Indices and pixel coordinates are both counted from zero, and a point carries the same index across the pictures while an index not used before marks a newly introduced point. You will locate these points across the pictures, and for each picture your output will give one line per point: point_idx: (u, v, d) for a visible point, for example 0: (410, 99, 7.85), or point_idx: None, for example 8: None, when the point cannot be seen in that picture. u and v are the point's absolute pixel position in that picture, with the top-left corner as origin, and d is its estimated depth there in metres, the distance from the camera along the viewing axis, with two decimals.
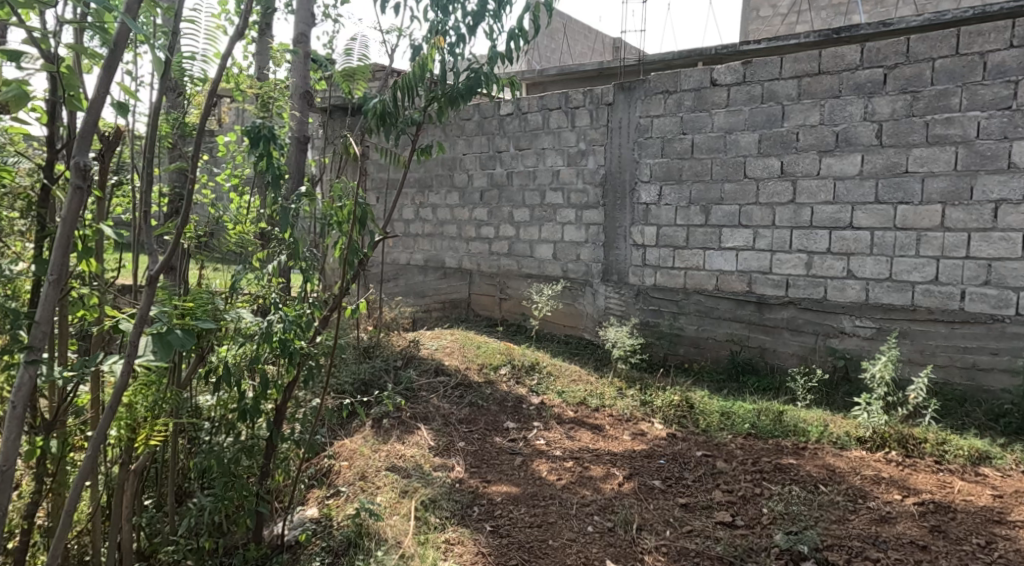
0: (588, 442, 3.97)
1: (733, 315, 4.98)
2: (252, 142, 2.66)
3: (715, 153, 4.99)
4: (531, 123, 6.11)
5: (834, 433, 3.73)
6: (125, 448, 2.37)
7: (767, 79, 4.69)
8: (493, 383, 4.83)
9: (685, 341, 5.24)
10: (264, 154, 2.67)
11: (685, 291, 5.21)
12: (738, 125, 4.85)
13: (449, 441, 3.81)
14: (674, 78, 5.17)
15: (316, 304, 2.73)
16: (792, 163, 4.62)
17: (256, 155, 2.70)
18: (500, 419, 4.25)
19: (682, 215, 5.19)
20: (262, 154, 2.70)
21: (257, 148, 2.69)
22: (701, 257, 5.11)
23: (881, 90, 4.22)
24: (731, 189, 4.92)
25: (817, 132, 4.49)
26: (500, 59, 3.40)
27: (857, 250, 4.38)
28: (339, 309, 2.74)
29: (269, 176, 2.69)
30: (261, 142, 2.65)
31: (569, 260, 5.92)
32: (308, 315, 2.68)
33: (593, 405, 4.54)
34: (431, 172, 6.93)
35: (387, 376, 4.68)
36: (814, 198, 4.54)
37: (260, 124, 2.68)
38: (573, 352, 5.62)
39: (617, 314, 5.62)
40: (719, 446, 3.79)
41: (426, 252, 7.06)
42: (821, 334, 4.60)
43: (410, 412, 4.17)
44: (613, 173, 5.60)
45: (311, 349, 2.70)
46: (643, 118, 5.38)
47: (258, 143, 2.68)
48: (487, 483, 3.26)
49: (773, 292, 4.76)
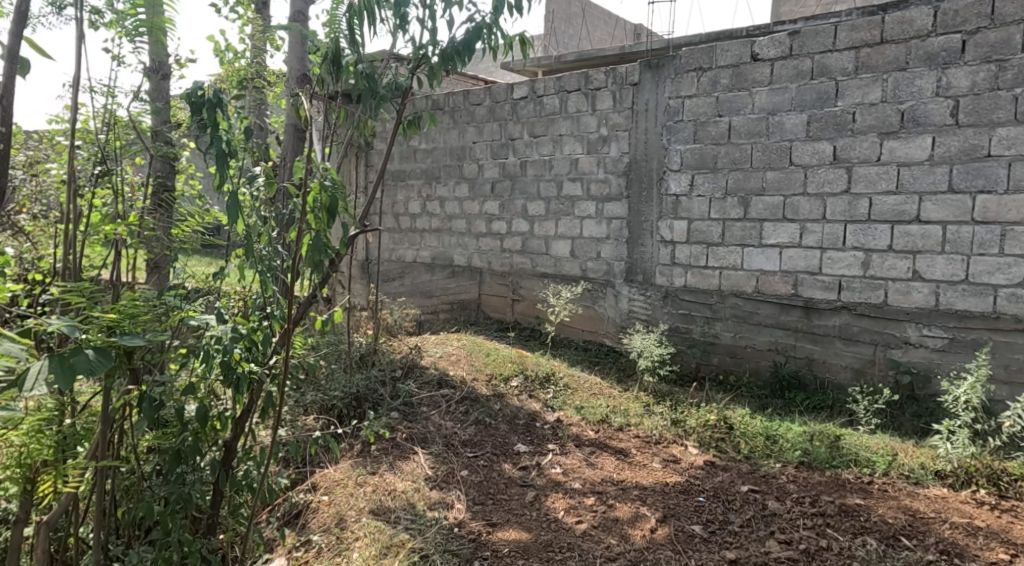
0: (612, 470, 3.41)
1: (776, 322, 4.39)
2: (193, 108, 2.17)
3: (756, 137, 4.40)
4: (547, 108, 5.55)
5: (905, 465, 3.15)
6: (25, 497, 1.88)
7: (818, 52, 4.09)
8: (503, 396, 4.29)
9: (720, 349, 4.65)
10: (210, 123, 2.17)
11: (720, 293, 4.63)
12: (783, 105, 4.26)
13: (449, 469, 3.28)
14: (709, 53, 4.59)
15: (276, 313, 2.23)
16: (846, 148, 4.02)
17: (198, 124, 2.21)
18: (510, 441, 3.70)
19: (718, 207, 4.61)
20: (207, 124, 2.21)
21: (200, 117, 2.21)
22: (739, 256, 4.53)
23: (958, 60, 3.63)
24: (774, 177, 4.34)
25: (878, 111, 3.88)
26: (507, 9, 2.81)
27: (926, 248, 3.79)
28: (304, 322, 2.22)
29: (212, 151, 2.18)
30: (204, 109, 2.17)
31: (588, 258, 5.35)
32: (265, 328, 2.18)
33: (616, 425, 3.99)
34: (439, 162, 6.39)
35: (383, 389, 4.15)
36: (872, 187, 3.94)
37: (202, 87, 2.19)
38: (593, 360, 5.05)
39: (642, 319, 5.05)
40: (766, 478, 3.22)
41: (433, 249, 6.53)
42: (881, 345, 4.00)
43: (406, 433, 3.65)
44: (638, 161, 5.03)
45: (269, 370, 2.21)
46: (673, 99, 4.81)
47: (202, 112, 2.20)
48: (492, 527, 2.73)
49: (823, 295, 4.17)
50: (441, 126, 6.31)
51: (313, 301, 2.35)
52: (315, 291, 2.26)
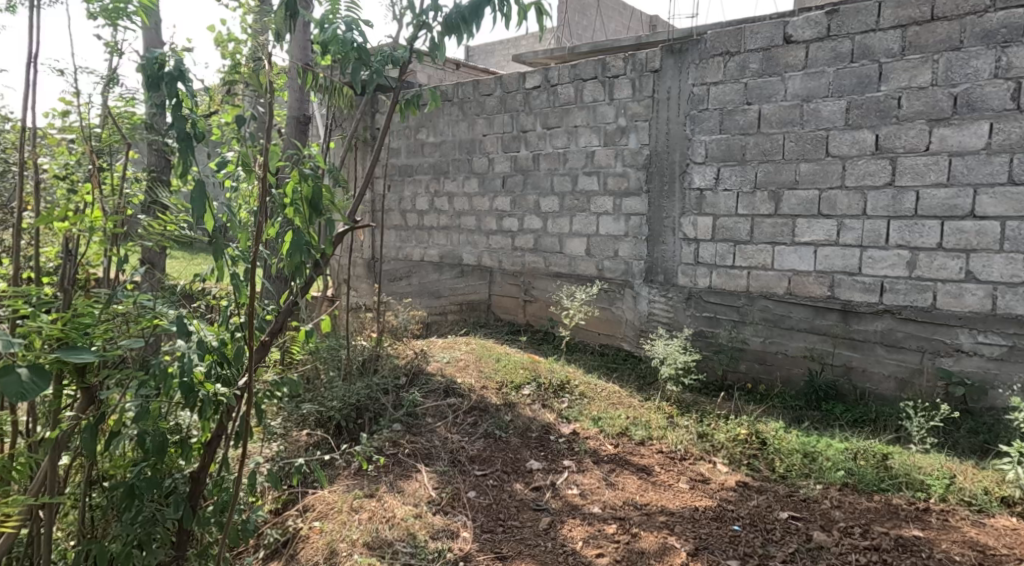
0: (635, 491, 3.11)
1: (811, 326, 4.06)
2: (151, 83, 1.90)
3: (789, 126, 4.07)
4: (561, 97, 5.23)
5: (966, 490, 2.84)
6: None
7: (860, 31, 3.75)
8: (514, 406, 3.99)
9: (748, 355, 4.31)
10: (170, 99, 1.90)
11: (749, 295, 4.30)
12: (819, 91, 3.92)
13: (455, 490, 2.99)
14: (738, 36, 4.26)
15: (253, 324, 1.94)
16: (890, 137, 3.69)
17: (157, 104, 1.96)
18: (522, 457, 3.40)
19: (746, 202, 4.29)
20: (169, 102, 1.97)
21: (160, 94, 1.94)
22: (769, 255, 4.19)
23: (1021, 37, 3.30)
24: (808, 169, 4.00)
25: (927, 95, 3.55)
26: None
27: (981, 246, 3.46)
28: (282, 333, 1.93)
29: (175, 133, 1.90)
30: (163, 83, 1.89)
31: (605, 257, 5.04)
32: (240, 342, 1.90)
33: (637, 439, 3.69)
34: (448, 156, 6.09)
35: (385, 398, 3.86)
36: (919, 179, 3.60)
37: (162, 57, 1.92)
38: (610, 366, 4.74)
39: (663, 323, 4.74)
40: (808, 503, 2.90)
41: (441, 247, 6.23)
42: (929, 352, 3.67)
43: (410, 448, 3.36)
44: (659, 153, 4.70)
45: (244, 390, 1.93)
46: (697, 85, 4.48)
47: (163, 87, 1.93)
48: (501, 562, 2.44)
49: (863, 297, 3.83)
50: (450, 118, 6.01)
51: (294, 310, 2.09)
52: (297, 296, 1.99)
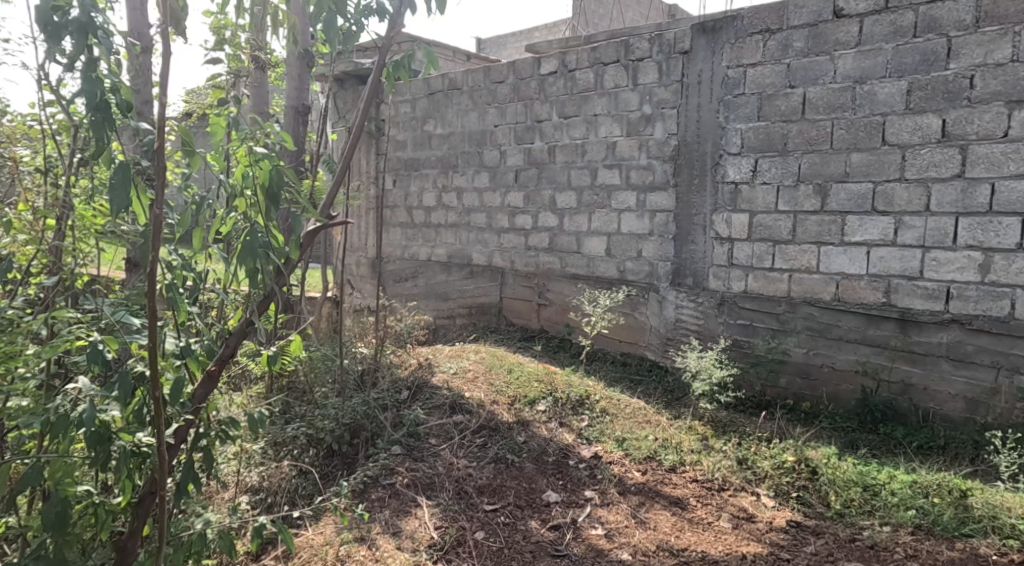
0: (668, 531, 2.69)
1: (863, 336, 3.61)
2: (52, 37, 1.37)
3: (838, 112, 3.62)
4: (578, 84, 4.81)
5: None
6: None
7: (925, 1, 3.30)
8: (528, 424, 3.58)
9: (790, 368, 3.87)
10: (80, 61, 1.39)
11: (791, 301, 3.86)
12: (875, 72, 3.47)
13: (460, 531, 2.58)
14: (780, 11, 3.81)
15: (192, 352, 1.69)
16: (960, 121, 3.25)
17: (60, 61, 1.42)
18: (537, 488, 2.99)
19: (787, 197, 3.85)
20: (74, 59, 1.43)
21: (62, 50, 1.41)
22: (814, 256, 3.76)
23: None
24: (860, 159, 3.56)
25: (1006, 73, 3.11)
26: None
27: None
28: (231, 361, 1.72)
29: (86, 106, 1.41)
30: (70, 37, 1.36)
31: (627, 258, 4.62)
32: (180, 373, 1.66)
33: (667, 465, 3.27)
34: (456, 148, 5.67)
35: (385, 415, 3.47)
36: (995, 170, 3.17)
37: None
38: (634, 378, 4.31)
39: (691, 331, 4.31)
40: (877, 553, 2.45)
41: (449, 246, 5.81)
42: (1005, 368, 3.22)
43: (410, 477, 2.96)
44: (689, 143, 4.26)
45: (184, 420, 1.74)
46: (732, 68, 4.04)
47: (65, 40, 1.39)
48: None
49: (925, 306, 3.39)
50: (459, 108, 5.60)
51: (247, 331, 1.82)
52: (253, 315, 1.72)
